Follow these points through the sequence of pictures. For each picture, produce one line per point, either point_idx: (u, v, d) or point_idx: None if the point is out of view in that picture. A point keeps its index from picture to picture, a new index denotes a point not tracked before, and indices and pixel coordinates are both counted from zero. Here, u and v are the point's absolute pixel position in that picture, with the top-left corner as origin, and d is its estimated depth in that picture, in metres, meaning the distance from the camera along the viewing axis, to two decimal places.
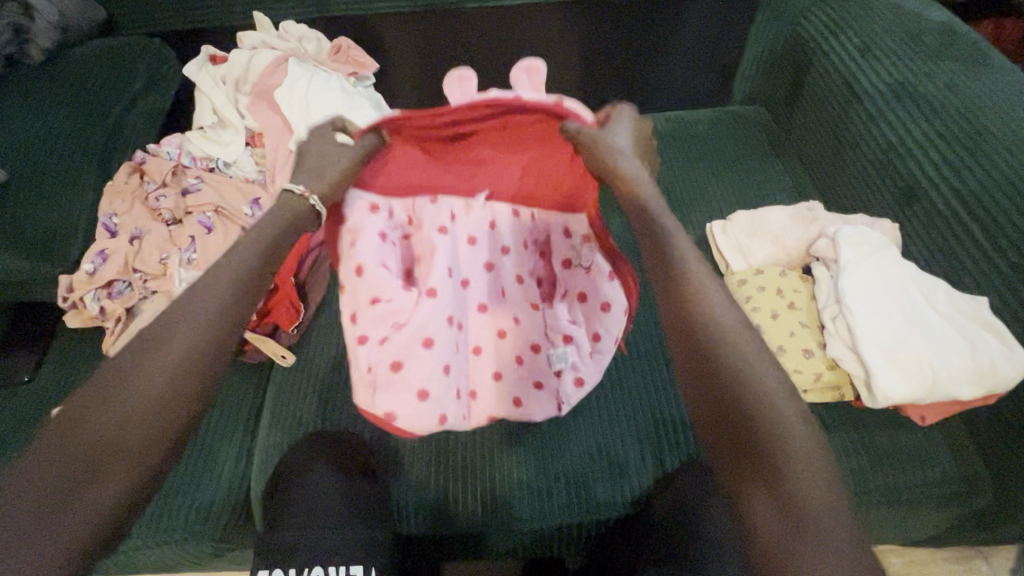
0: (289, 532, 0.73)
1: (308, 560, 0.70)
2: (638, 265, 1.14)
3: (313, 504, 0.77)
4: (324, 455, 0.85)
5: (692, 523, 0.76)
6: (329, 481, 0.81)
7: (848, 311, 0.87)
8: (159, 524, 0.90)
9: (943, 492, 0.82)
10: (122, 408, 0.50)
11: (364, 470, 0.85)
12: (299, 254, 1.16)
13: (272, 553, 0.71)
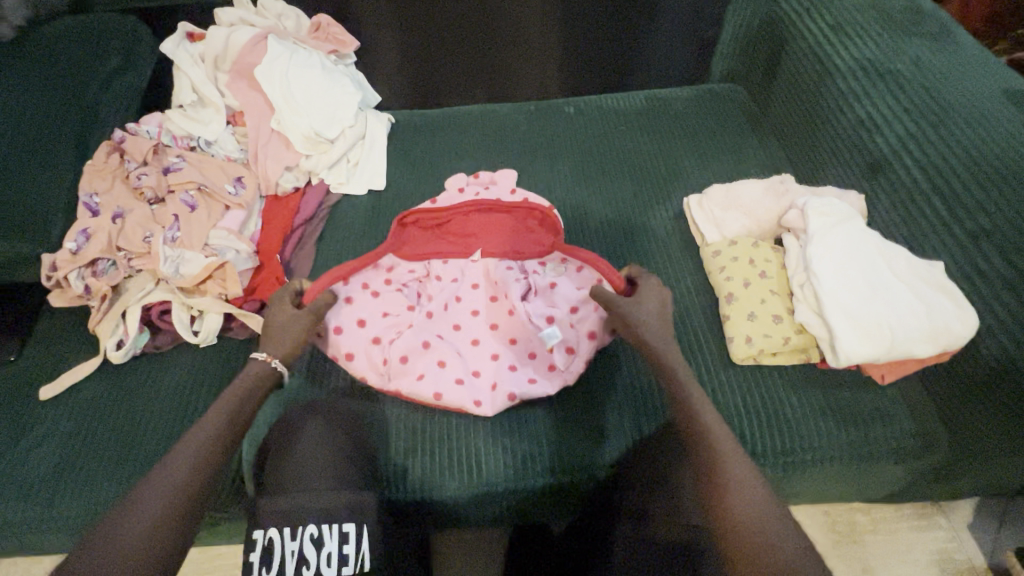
0: (282, 498, 0.77)
1: (300, 519, 0.76)
2: (617, 240, 1.18)
3: (301, 470, 0.80)
4: (310, 425, 0.87)
5: (665, 480, 0.83)
6: (316, 450, 0.83)
7: (815, 278, 0.91)
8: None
9: (905, 447, 0.87)
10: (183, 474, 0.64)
11: (348, 442, 0.87)
12: (284, 234, 1.19)
13: (269, 517, 0.76)
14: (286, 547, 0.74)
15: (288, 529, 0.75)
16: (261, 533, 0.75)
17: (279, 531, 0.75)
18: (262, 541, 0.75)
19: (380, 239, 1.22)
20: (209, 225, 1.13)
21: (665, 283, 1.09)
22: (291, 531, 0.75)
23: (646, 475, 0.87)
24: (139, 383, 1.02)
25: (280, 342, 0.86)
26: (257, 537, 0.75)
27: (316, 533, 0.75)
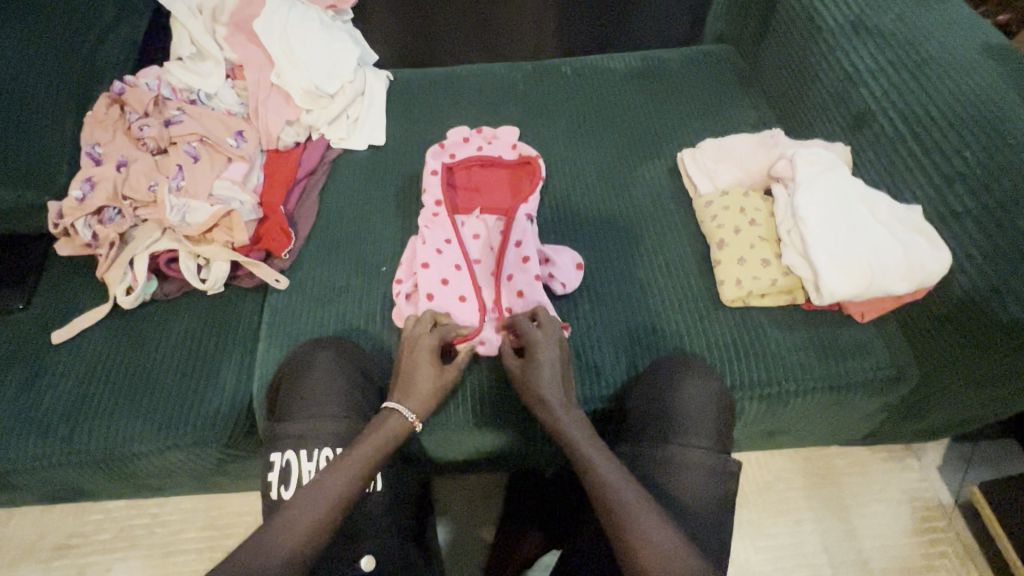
0: (299, 422, 0.82)
1: (317, 442, 0.81)
2: (613, 192, 1.21)
3: (315, 398, 0.85)
4: (322, 356, 0.92)
5: (656, 407, 0.87)
6: (329, 382, 0.88)
7: (802, 223, 0.96)
8: (168, 432, 0.96)
9: (882, 378, 0.93)
10: (304, 518, 0.67)
11: (360, 378, 0.91)
12: (287, 186, 1.21)
13: (280, 440, 0.81)
14: (302, 468, 0.78)
15: (304, 451, 0.80)
16: (279, 456, 0.80)
17: (296, 454, 0.80)
18: (279, 463, 0.80)
19: (381, 192, 1.24)
20: (213, 175, 1.14)
21: (659, 233, 1.13)
22: (307, 453, 0.80)
23: (638, 403, 0.89)
24: (151, 328, 1.06)
25: (417, 392, 0.82)
26: (274, 460, 0.80)
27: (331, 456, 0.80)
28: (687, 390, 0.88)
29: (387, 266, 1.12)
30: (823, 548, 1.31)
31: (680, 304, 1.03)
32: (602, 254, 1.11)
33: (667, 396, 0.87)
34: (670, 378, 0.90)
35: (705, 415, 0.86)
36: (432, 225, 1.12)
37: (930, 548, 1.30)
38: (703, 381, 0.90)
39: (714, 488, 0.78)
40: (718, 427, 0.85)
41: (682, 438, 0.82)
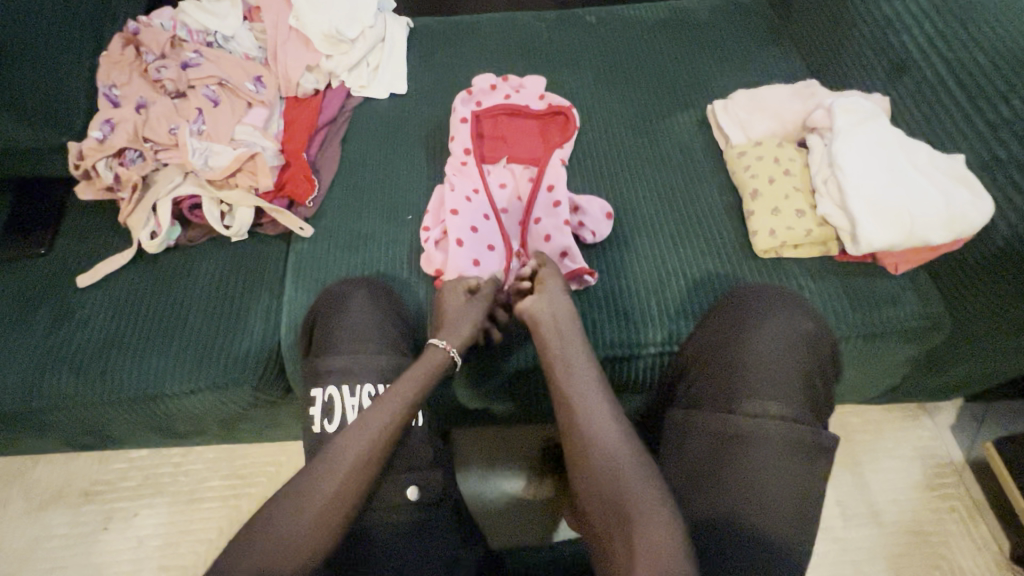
0: (340, 357, 0.84)
1: (359, 378, 0.82)
2: (642, 143, 1.19)
3: (354, 335, 0.87)
4: (356, 296, 0.93)
5: (731, 355, 0.86)
6: (366, 320, 0.90)
7: (840, 172, 0.95)
8: (200, 374, 0.96)
9: (914, 329, 0.93)
10: (347, 459, 0.70)
11: (394, 318, 0.92)
12: (309, 133, 1.18)
13: (323, 374, 0.83)
14: (346, 404, 0.80)
15: (348, 387, 0.81)
16: (320, 392, 0.81)
17: (339, 389, 0.81)
18: (322, 398, 0.81)
19: (403, 140, 1.22)
20: (234, 120, 1.12)
21: (689, 185, 1.11)
22: (350, 389, 0.81)
23: (707, 352, 0.89)
24: (176, 273, 1.05)
25: (456, 331, 0.88)
26: (315, 396, 0.82)
27: (375, 392, 0.81)
28: (767, 333, 0.87)
29: (413, 215, 1.11)
30: (835, 501, 1.34)
31: (710, 255, 1.02)
32: (631, 205, 1.09)
33: (742, 342, 0.87)
34: (744, 331, 0.88)
35: (785, 358, 0.85)
36: (461, 175, 1.10)
37: (940, 502, 1.33)
38: (782, 324, 0.88)
39: (793, 463, 0.76)
40: (798, 371, 0.84)
41: (757, 390, 0.82)
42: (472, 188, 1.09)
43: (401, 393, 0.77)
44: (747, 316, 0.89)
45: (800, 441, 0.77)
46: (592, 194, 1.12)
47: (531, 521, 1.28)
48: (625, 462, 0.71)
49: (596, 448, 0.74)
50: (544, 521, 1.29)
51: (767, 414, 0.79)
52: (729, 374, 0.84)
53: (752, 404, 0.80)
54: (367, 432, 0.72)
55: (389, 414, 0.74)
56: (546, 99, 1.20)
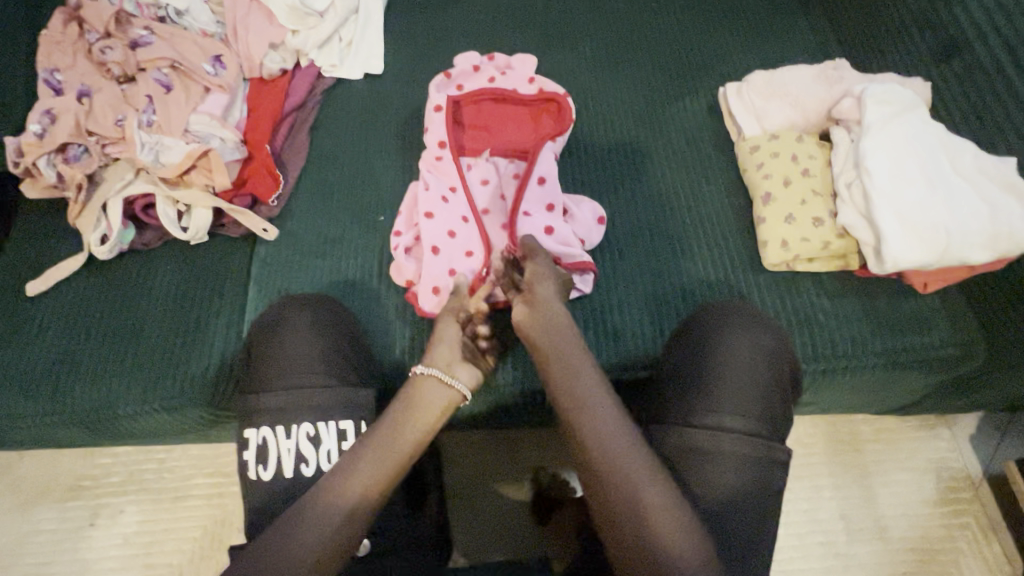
0: (278, 394, 0.78)
1: (296, 417, 0.76)
2: (643, 132, 1.06)
3: (294, 366, 0.80)
4: (291, 323, 0.84)
5: (693, 365, 0.75)
6: (300, 350, 0.81)
7: (867, 176, 0.82)
8: (156, 393, 0.90)
9: (941, 356, 0.82)
10: (326, 521, 0.61)
11: (342, 341, 0.84)
12: (273, 120, 1.07)
13: (260, 414, 0.77)
14: (281, 447, 0.75)
15: (283, 427, 0.76)
16: (255, 434, 0.77)
17: (274, 430, 0.76)
18: (256, 440, 0.76)
19: (379, 129, 1.10)
20: (188, 108, 1.01)
21: (694, 183, 0.99)
22: (286, 429, 0.76)
23: (670, 364, 0.78)
24: (132, 281, 0.97)
25: (438, 350, 0.75)
26: (249, 436, 0.77)
27: (313, 433, 0.75)
28: (729, 348, 0.75)
29: (386, 216, 1.01)
30: (840, 515, 1.27)
31: (714, 265, 0.91)
32: (628, 206, 0.98)
33: (704, 355, 0.76)
34: (699, 346, 0.77)
35: (753, 370, 0.74)
36: (436, 171, 0.99)
37: (952, 519, 1.25)
38: (750, 337, 0.76)
39: (750, 479, 0.69)
40: (771, 383, 0.74)
41: (717, 402, 0.72)
42: (448, 186, 0.98)
43: (383, 452, 0.66)
44: (706, 323, 0.79)
45: (755, 458, 0.69)
46: (585, 192, 1.01)
47: (513, 530, 1.19)
48: (660, 519, 0.61)
49: (621, 501, 0.62)
50: (527, 533, 1.19)
51: (724, 429, 0.70)
52: (685, 384, 0.74)
53: (708, 418, 0.71)
54: (339, 504, 0.62)
55: (371, 479, 0.64)
56: (537, 82, 1.07)
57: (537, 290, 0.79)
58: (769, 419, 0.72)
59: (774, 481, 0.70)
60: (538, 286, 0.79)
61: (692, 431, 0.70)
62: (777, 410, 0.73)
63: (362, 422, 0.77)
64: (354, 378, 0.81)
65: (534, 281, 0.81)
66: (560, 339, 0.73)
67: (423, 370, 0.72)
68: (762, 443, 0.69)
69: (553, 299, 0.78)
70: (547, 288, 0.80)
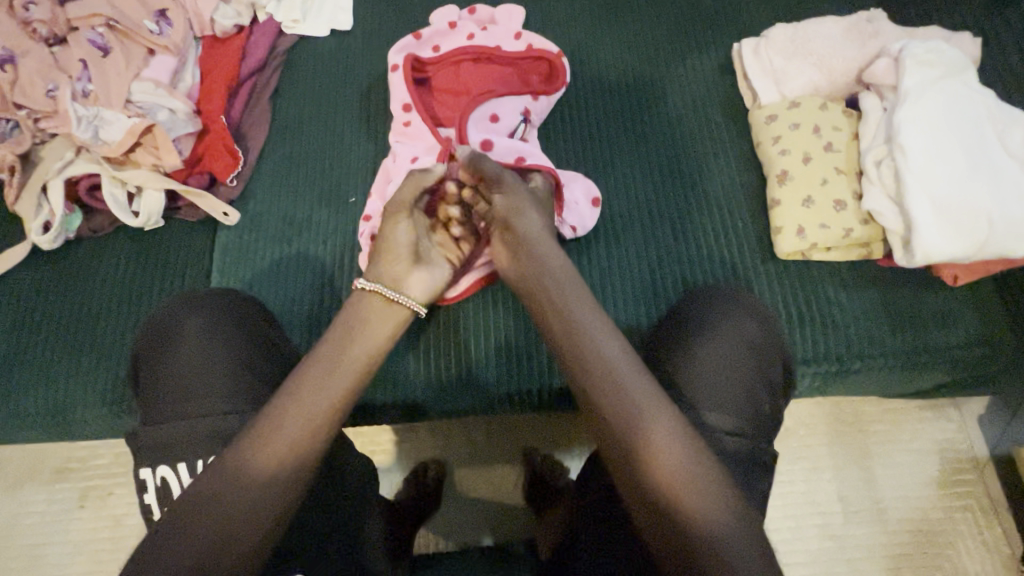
0: (169, 425, 0.65)
1: (191, 452, 0.64)
2: (645, 97, 0.93)
3: (184, 390, 0.67)
4: (190, 325, 0.71)
5: (686, 353, 0.65)
6: (195, 359, 0.69)
7: (900, 153, 0.72)
8: (104, 396, 0.81)
9: (967, 356, 0.75)
10: (262, 458, 0.52)
11: (242, 354, 0.70)
12: (230, 87, 0.95)
13: (150, 449, 0.65)
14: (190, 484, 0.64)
15: (185, 465, 0.63)
16: (151, 473, 0.65)
17: (174, 469, 0.64)
18: (156, 482, 0.65)
19: (349, 96, 0.98)
20: (129, 75, 0.88)
21: (701, 157, 0.88)
22: (189, 467, 0.63)
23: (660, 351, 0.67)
24: (80, 271, 0.88)
25: (382, 262, 0.66)
26: (146, 478, 0.65)
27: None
28: (725, 335, 0.66)
29: (358, 196, 0.91)
30: (838, 496, 1.23)
31: (722, 252, 0.81)
32: (626, 183, 0.87)
33: (697, 342, 0.65)
34: (691, 334, 0.66)
35: (749, 362, 0.65)
36: (407, 140, 0.88)
37: (953, 501, 1.21)
38: (746, 321, 0.67)
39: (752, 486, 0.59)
40: (765, 379, 0.65)
41: (715, 397, 0.62)
42: (420, 153, 0.85)
43: (335, 363, 0.57)
44: (693, 310, 0.69)
45: (747, 457, 0.59)
46: (579, 166, 0.89)
47: (506, 516, 1.10)
48: (671, 442, 0.51)
49: (624, 431, 0.51)
50: (523, 518, 1.10)
51: (710, 424, 0.60)
52: (669, 375, 0.65)
53: (693, 411, 0.61)
54: (289, 426, 0.53)
55: (324, 394, 0.56)
56: (525, 38, 0.92)
57: (514, 214, 0.67)
58: (759, 412, 0.63)
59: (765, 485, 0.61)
60: (515, 224, 0.65)
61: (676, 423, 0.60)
62: (767, 411, 0.64)
63: None
64: (255, 396, 0.68)
65: (516, 211, 0.67)
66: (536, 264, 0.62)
67: (363, 284, 0.63)
68: (749, 443, 0.60)
69: (544, 238, 0.65)
70: (526, 209, 0.67)
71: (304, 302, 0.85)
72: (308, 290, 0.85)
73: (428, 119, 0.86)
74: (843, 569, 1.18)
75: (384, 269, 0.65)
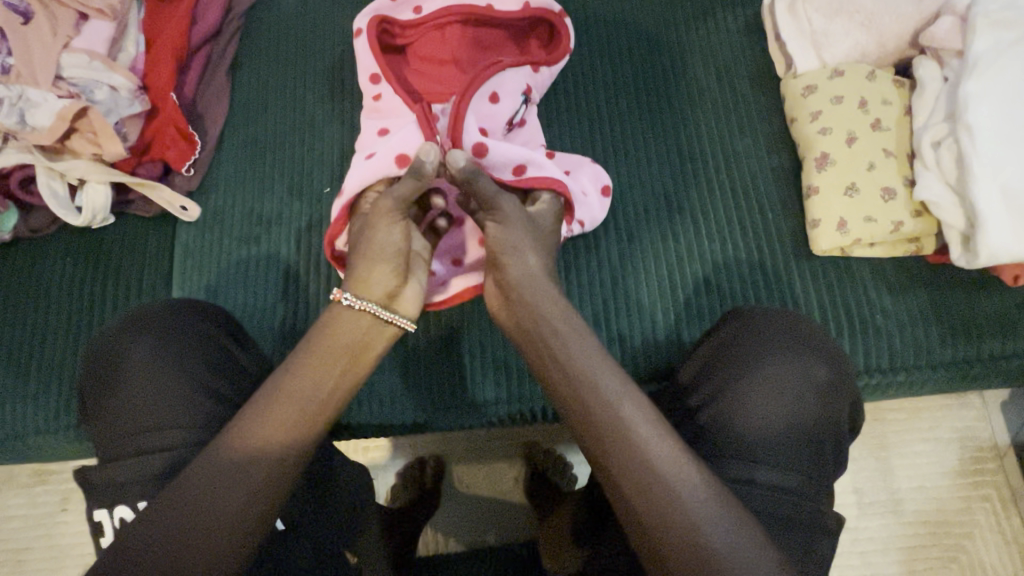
0: (124, 464, 0.57)
1: (137, 491, 0.56)
2: (660, 64, 0.81)
3: (141, 425, 0.59)
4: (135, 349, 0.62)
5: (727, 402, 0.57)
6: (138, 386, 0.61)
7: (967, 133, 0.61)
8: (60, 419, 0.72)
9: (1020, 365, 0.67)
10: (233, 469, 0.47)
11: (207, 378, 0.62)
12: (180, 57, 0.82)
13: (103, 492, 0.57)
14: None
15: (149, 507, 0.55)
16: (108, 516, 0.56)
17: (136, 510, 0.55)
18: (114, 525, 0.56)
19: (320, 68, 0.86)
20: (57, 46, 0.75)
21: (726, 136, 0.77)
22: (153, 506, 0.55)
23: (701, 396, 0.59)
24: (26, 277, 0.78)
25: (361, 270, 0.56)
26: (102, 520, 0.57)
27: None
28: (772, 380, 0.57)
29: (333, 187, 0.80)
30: (852, 488, 1.13)
31: (749, 246, 0.72)
32: (638, 168, 0.76)
33: (741, 389, 0.57)
34: (734, 377, 0.58)
35: (798, 410, 0.57)
36: (380, 115, 0.74)
37: (971, 491, 1.11)
38: (793, 361, 0.58)
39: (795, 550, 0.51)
40: (818, 428, 0.57)
41: (755, 455, 0.55)
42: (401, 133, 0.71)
43: (300, 384, 0.51)
44: (735, 346, 0.60)
45: (787, 517, 0.52)
46: (585, 147, 0.78)
47: (508, 516, 1.01)
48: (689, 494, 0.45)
49: (636, 481, 0.46)
50: (526, 517, 1.01)
51: (760, 484, 0.53)
52: (710, 425, 0.57)
53: (738, 467, 0.54)
54: (247, 457, 0.48)
55: (287, 420, 0.49)
56: None
57: (505, 242, 0.57)
58: (813, 466, 0.56)
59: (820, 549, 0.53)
60: (508, 266, 0.56)
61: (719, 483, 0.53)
62: (819, 457, 0.56)
63: None
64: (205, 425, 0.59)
65: (511, 247, 0.57)
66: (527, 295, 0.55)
67: (347, 301, 0.55)
68: (803, 504, 0.53)
69: (543, 278, 0.56)
70: (515, 237, 0.58)
71: (277, 312, 0.75)
72: (282, 297, 0.76)
73: (399, 89, 0.72)
74: (855, 562, 1.09)
75: (364, 282, 0.56)
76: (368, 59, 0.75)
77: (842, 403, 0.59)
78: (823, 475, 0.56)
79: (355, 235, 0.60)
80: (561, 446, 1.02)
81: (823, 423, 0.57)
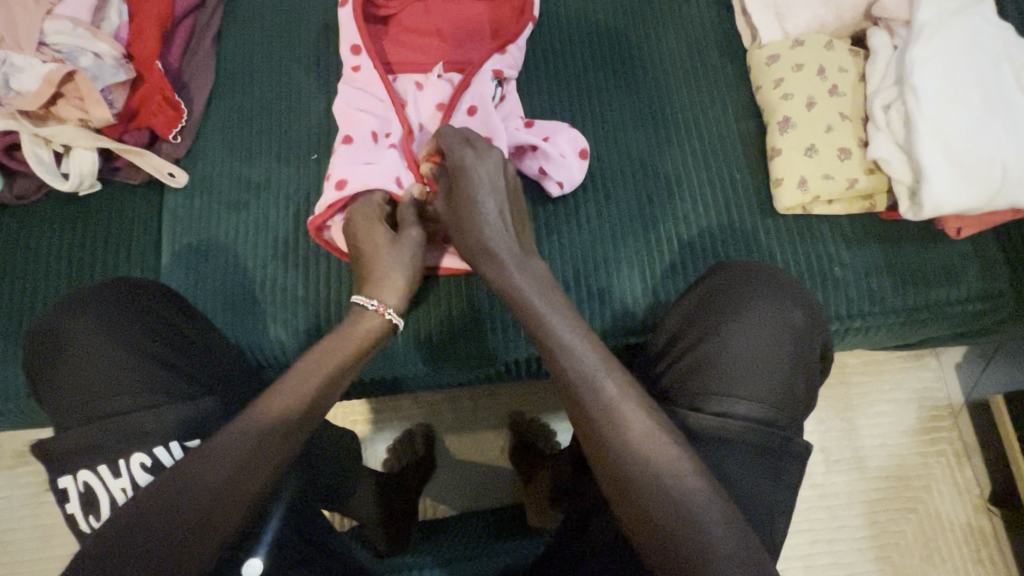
0: (79, 430, 0.56)
1: (88, 460, 0.56)
2: (631, 34, 0.85)
3: (92, 393, 0.59)
4: (80, 325, 0.62)
5: (716, 342, 0.61)
6: (89, 360, 0.60)
7: (912, 96, 0.67)
8: None
9: (963, 312, 0.73)
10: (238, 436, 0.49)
11: (153, 348, 0.62)
12: (165, 27, 0.83)
13: (62, 457, 0.56)
14: (112, 488, 0.55)
15: (108, 467, 0.55)
16: (72, 481, 0.56)
17: (96, 473, 0.55)
18: (78, 489, 0.56)
19: (305, 38, 0.87)
20: (39, 14, 0.75)
21: (695, 103, 0.81)
22: (112, 468, 0.55)
23: (689, 341, 0.63)
24: (15, 243, 0.78)
25: (396, 285, 0.62)
26: (67, 486, 0.56)
27: (150, 463, 0.55)
28: (751, 328, 0.61)
29: (321, 153, 0.82)
30: (820, 447, 1.07)
31: (719, 204, 0.76)
32: (613, 133, 0.80)
33: (726, 334, 0.61)
34: (718, 327, 0.62)
35: (782, 352, 0.61)
36: (357, 87, 0.77)
37: (927, 447, 1.07)
38: (770, 317, 0.62)
39: (765, 476, 0.56)
40: (795, 371, 0.60)
41: (742, 394, 0.58)
42: (385, 124, 0.74)
43: (298, 374, 0.54)
44: (716, 299, 0.64)
45: (763, 448, 0.56)
46: (563, 114, 0.81)
47: (495, 484, 1.04)
48: (629, 423, 0.49)
49: (592, 419, 0.50)
50: (513, 482, 1.04)
51: (738, 418, 0.57)
52: (694, 366, 0.61)
53: (718, 403, 0.58)
54: (241, 433, 0.49)
55: (281, 400, 0.52)
56: None
57: (467, 183, 0.62)
58: (788, 403, 0.59)
59: (787, 477, 0.57)
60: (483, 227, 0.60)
61: (702, 417, 0.56)
62: (800, 396, 0.60)
63: (172, 444, 0.56)
64: (148, 394, 0.58)
65: (471, 201, 0.61)
66: (492, 257, 0.59)
67: (390, 314, 0.61)
68: (777, 434, 0.57)
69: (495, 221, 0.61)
70: (477, 180, 0.62)
71: (266, 274, 0.77)
72: (271, 260, 0.77)
73: (378, 65, 0.75)
74: (821, 517, 1.04)
75: (398, 295, 0.62)
76: (349, 31, 0.77)
77: (815, 348, 0.63)
78: (798, 415, 0.60)
79: (378, 251, 0.64)
80: (545, 415, 1.05)
81: (798, 369, 0.61)
